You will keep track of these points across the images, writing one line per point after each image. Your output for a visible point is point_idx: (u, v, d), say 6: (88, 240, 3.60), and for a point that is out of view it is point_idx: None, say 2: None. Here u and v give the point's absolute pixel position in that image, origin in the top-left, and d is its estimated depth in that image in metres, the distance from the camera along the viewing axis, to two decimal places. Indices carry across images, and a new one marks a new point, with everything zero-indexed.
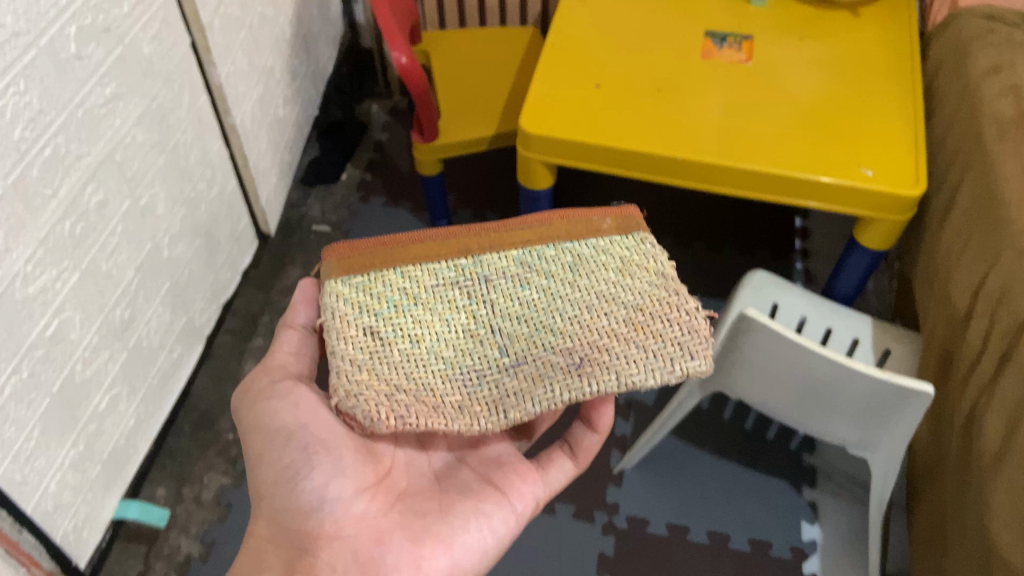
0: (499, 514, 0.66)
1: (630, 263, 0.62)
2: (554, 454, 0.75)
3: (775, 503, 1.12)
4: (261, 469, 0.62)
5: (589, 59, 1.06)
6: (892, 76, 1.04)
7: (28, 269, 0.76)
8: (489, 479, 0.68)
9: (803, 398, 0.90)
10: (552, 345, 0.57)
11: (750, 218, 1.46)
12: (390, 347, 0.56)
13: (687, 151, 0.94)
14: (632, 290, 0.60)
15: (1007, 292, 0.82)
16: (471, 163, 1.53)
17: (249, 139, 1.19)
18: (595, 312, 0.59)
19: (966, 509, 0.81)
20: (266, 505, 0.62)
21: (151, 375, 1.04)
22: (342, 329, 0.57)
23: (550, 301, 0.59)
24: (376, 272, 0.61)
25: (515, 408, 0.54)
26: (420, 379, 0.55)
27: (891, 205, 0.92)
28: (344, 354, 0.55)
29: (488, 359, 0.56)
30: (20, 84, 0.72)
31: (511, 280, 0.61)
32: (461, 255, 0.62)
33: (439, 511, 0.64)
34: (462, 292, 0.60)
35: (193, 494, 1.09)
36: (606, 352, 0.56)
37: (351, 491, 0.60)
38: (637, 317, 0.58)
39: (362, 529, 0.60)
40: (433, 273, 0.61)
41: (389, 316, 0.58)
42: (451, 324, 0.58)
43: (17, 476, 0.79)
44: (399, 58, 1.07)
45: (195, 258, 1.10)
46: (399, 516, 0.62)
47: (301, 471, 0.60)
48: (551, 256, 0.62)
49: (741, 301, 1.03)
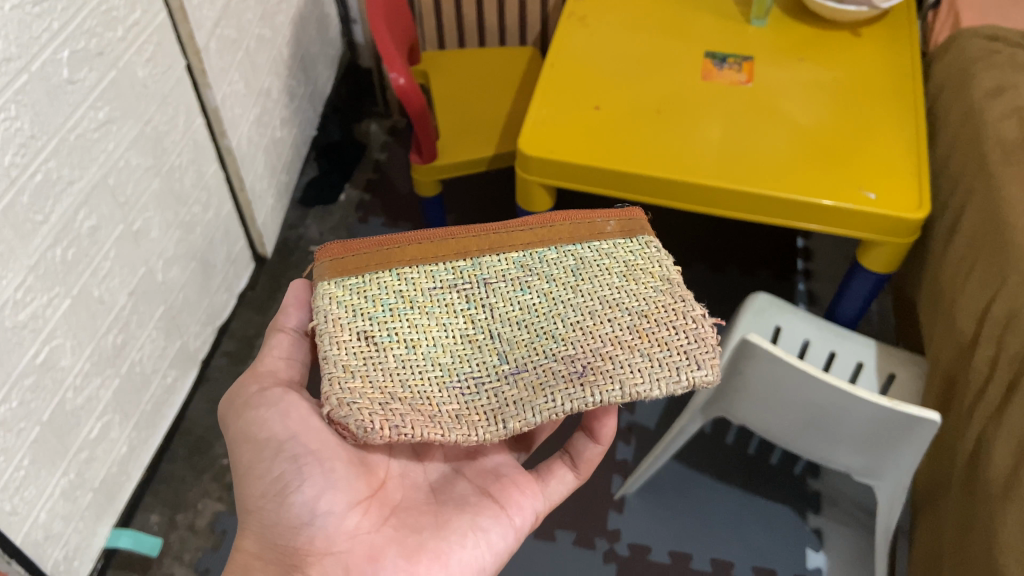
0: (498, 528, 0.65)
1: (634, 268, 0.61)
2: (554, 464, 0.74)
3: (779, 531, 1.10)
4: (248, 482, 0.60)
5: (588, 81, 1.06)
6: (893, 98, 1.03)
7: (18, 296, 0.75)
8: (488, 491, 0.67)
9: (807, 425, 0.88)
10: (553, 352, 0.55)
11: (752, 238, 1.45)
12: (384, 353, 0.55)
13: (689, 174, 0.93)
14: (636, 296, 0.59)
15: (1012, 320, 0.81)
16: (471, 184, 1.52)
17: (245, 161, 1.18)
18: (598, 318, 0.57)
19: (971, 539, 0.80)
20: (253, 519, 0.59)
21: (144, 401, 1.03)
22: (335, 333, 0.55)
23: (551, 306, 0.58)
24: (371, 274, 0.59)
25: (515, 417, 0.52)
26: (415, 386, 0.54)
27: (895, 229, 0.90)
28: (337, 360, 0.54)
29: (488, 366, 0.55)
30: (11, 109, 0.71)
31: (511, 283, 0.59)
32: (460, 256, 0.61)
33: (435, 525, 0.62)
34: (461, 296, 0.59)
35: (187, 521, 1.08)
36: (610, 360, 0.55)
37: (343, 505, 0.59)
38: (641, 324, 0.57)
39: (354, 545, 0.58)
40: (430, 275, 0.60)
41: (384, 320, 0.57)
42: (448, 329, 0.57)
43: (6, 507, 0.78)
44: (397, 79, 1.06)
45: (190, 281, 1.09)
46: (393, 531, 0.60)
47: (291, 483, 0.58)
48: (553, 258, 0.61)
49: (743, 326, 1.02)
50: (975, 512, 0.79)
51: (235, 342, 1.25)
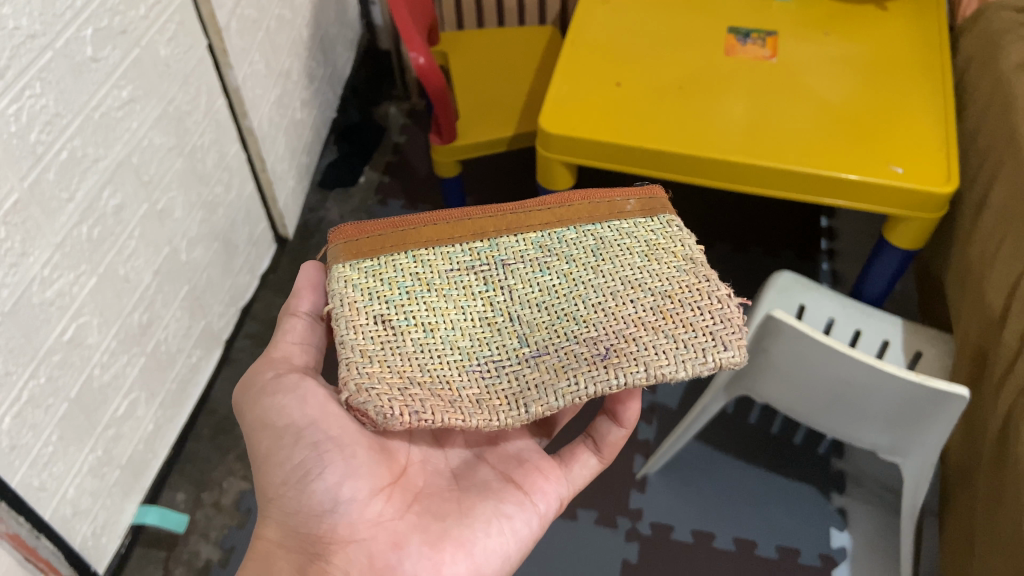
0: (522, 515, 0.65)
1: (655, 247, 0.60)
2: (577, 448, 0.74)
3: (804, 511, 1.09)
4: (268, 469, 0.60)
5: (608, 59, 1.05)
6: (921, 72, 1.02)
7: (45, 273, 0.76)
8: (511, 477, 0.67)
9: (834, 403, 0.87)
10: (575, 333, 0.55)
11: (775, 217, 1.43)
12: (402, 337, 0.55)
13: (711, 152, 0.92)
14: (659, 276, 0.58)
15: None
16: (491, 166, 1.52)
17: (266, 143, 1.19)
18: (620, 299, 0.57)
19: (1001, 518, 0.78)
20: (274, 507, 0.59)
21: (170, 380, 1.04)
22: (351, 317, 0.55)
23: (572, 288, 0.58)
24: (387, 256, 0.60)
25: (537, 401, 0.52)
26: (434, 370, 0.53)
27: (924, 204, 0.89)
28: (354, 344, 0.54)
29: (508, 349, 0.55)
30: (36, 87, 0.71)
31: (529, 264, 0.59)
32: (477, 238, 0.61)
33: (458, 513, 0.62)
34: (478, 278, 0.59)
35: (212, 499, 1.09)
36: (634, 342, 0.54)
37: (366, 492, 0.59)
38: (665, 305, 0.56)
39: (377, 533, 0.58)
40: (447, 257, 0.60)
41: (402, 303, 0.57)
42: (467, 312, 0.57)
43: (35, 482, 0.79)
44: (416, 58, 1.06)
45: (213, 262, 1.10)
46: (416, 518, 0.60)
47: (313, 470, 0.58)
48: (573, 239, 0.61)
49: (767, 303, 1.02)
50: (1006, 492, 0.78)
51: (258, 323, 1.25)
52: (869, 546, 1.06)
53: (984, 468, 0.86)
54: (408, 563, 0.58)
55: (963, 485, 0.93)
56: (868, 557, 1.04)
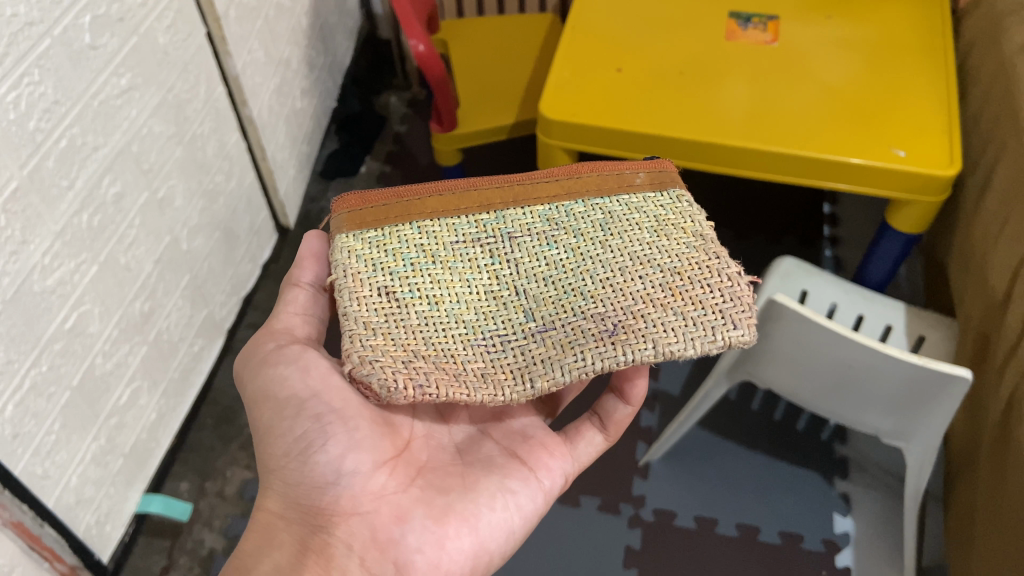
0: (526, 490, 0.65)
1: (665, 223, 0.60)
2: (583, 425, 0.74)
3: (807, 497, 1.09)
4: (270, 441, 0.60)
5: (608, 45, 1.04)
6: (924, 54, 1.01)
7: (45, 261, 0.76)
8: (515, 452, 0.67)
9: (838, 388, 0.87)
10: (582, 308, 0.55)
11: (777, 204, 1.43)
12: (406, 309, 0.55)
13: (714, 136, 0.91)
14: (668, 252, 0.58)
15: None
16: (492, 155, 1.51)
17: (267, 131, 1.18)
18: (628, 275, 0.56)
19: (1004, 501, 0.78)
20: (276, 478, 0.59)
21: (172, 368, 1.04)
22: (355, 289, 0.55)
23: (579, 262, 0.57)
24: (390, 228, 0.59)
25: (543, 376, 0.52)
26: (439, 343, 0.53)
27: (927, 186, 0.89)
28: (358, 316, 0.53)
29: (514, 324, 0.55)
30: (34, 74, 0.71)
31: (537, 238, 0.59)
32: (483, 210, 0.61)
33: (463, 487, 0.62)
34: (484, 251, 0.58)
35: (216, 489, 1.09)
36: (642, 318, 0.54)
37: (369, 465, 0.59)
38: (674, 282, 0.56)
39: (380, 506, 0.58)
40: (452, 229, 0.60)
41: (406, 275, 0.57)
42: (472, 285, 0.57)
43: (38, 470, 0.79)
44: (416, 46, 1.05)
45: (214, 251, 1.10)
46: (420, 492, 0.60)
47: (315, 442, 0.58)
48: (581, 212, 0.61)
49: (770, 289, 1.02)
50: (1008, 474, 0.78)
51: (260, 314, 1.25)
52: (870, 532, 1.05)
53: (986, 453, 0.85)
54: (412, 537, 0.58)
55: (965, 469, 0.93)
56: (870, 543, 1.04)
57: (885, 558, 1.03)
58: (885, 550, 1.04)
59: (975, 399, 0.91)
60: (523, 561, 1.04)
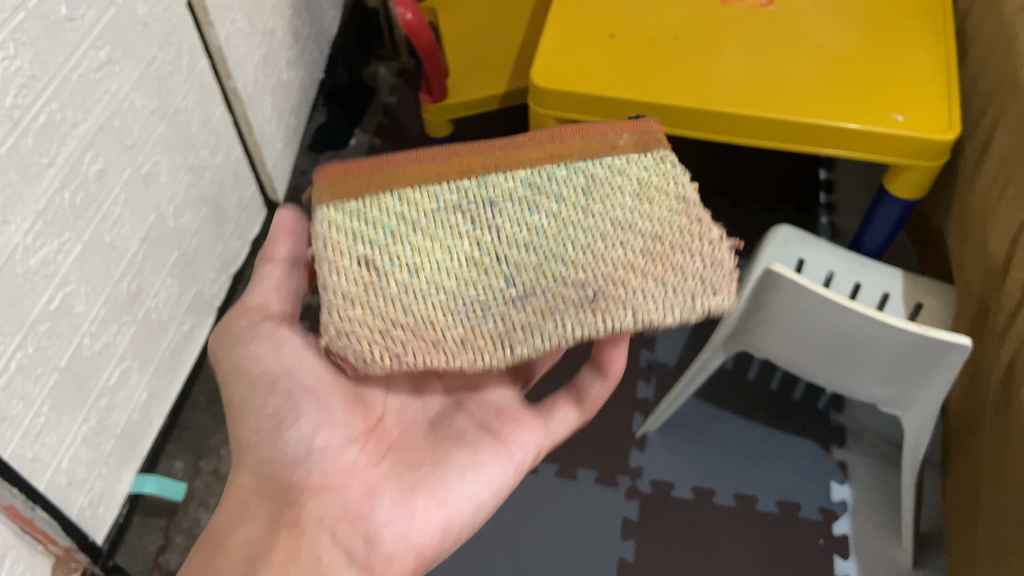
0: (498, 463, 0.63)
1: (648, 187, 0.58)
2: (560, 400, 0.72)
3: (805, 466, 1.09)
4: (243, 419, 0.58)
5: (599, 11, 1.01)
6: (923, 16, 0.99)
7: (28, 242, 0.74)
8: (489, 425, 0.65)
9: (833, 357, 0.86)
10: (563, 276, 0.53)
11: (772, 171, 1.41)
12: (386, 279, 0.53)
13: (707, 103, 0.90)
14: (649, 218, 0.57)
15: None
16: (483, 126, 1.49)
17: (253, 104, 1.16)
18: (610, 241, 0.55)
19: (1005, 464, 0.78)
20: (248, 455, 0.58)
21: (162, 347, 1.02)
22: (334, 260, 0.53)
23: (561, 229, 0.55)
24: (371, 197, 0.56)
25: (523, 343, 0.51)
26: (420, 313, 0.52)
27: (925, 151, 0.87)
28: (335, 289, 0.52)
29: (494, 291, 0.53)
30: (10, 48, 0.68)
31: (520, 204, 0.56)
32: (466, 176, 0.57)
33: (434, 461, 0.62)
34: (465, 218, 0.55)
35: (210, 468, 1.08)
36: (623, 286, 0.53)
37: (341, 440, 0.58)
38: (656, 248, 0.55)
39: (352, 481, 0.58)
40: (433, 196, 0.56)
41: (387, 244, 0.54)
42: (453, 253, 0.54)
43: (28, 453, 0.78)
44: (404, 15, 1.05)
45: (202, 227, 1.08)
46: (390, 467, 0.61)
47: (286, 418, 0.57)
48: (563, 176, 0.58)
49: (766, 257, 1.00)
50: (1008, 437, 0.78)
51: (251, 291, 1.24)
52: (866, 495, 1.06)
53: (985, 419, 0.85)
54: (382, 512, 0.58)
55: (961, 435, 0.93)
56: (868, 507, 1.05)
57: (884, 523, 1.03)
58: (883, 514, 1.04)
59: (973, 366, 0.90)
60: (518, 534, 1.04)
